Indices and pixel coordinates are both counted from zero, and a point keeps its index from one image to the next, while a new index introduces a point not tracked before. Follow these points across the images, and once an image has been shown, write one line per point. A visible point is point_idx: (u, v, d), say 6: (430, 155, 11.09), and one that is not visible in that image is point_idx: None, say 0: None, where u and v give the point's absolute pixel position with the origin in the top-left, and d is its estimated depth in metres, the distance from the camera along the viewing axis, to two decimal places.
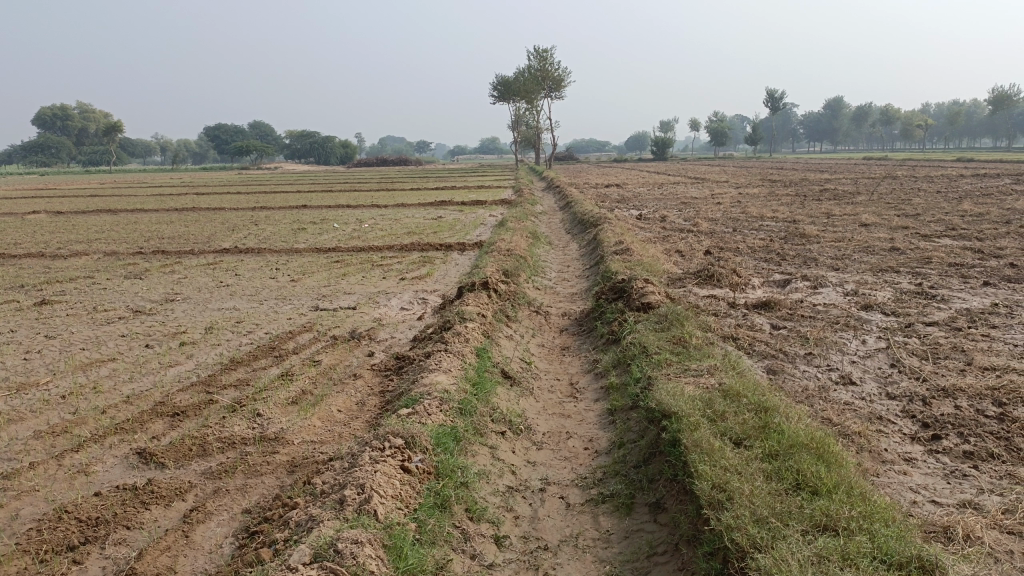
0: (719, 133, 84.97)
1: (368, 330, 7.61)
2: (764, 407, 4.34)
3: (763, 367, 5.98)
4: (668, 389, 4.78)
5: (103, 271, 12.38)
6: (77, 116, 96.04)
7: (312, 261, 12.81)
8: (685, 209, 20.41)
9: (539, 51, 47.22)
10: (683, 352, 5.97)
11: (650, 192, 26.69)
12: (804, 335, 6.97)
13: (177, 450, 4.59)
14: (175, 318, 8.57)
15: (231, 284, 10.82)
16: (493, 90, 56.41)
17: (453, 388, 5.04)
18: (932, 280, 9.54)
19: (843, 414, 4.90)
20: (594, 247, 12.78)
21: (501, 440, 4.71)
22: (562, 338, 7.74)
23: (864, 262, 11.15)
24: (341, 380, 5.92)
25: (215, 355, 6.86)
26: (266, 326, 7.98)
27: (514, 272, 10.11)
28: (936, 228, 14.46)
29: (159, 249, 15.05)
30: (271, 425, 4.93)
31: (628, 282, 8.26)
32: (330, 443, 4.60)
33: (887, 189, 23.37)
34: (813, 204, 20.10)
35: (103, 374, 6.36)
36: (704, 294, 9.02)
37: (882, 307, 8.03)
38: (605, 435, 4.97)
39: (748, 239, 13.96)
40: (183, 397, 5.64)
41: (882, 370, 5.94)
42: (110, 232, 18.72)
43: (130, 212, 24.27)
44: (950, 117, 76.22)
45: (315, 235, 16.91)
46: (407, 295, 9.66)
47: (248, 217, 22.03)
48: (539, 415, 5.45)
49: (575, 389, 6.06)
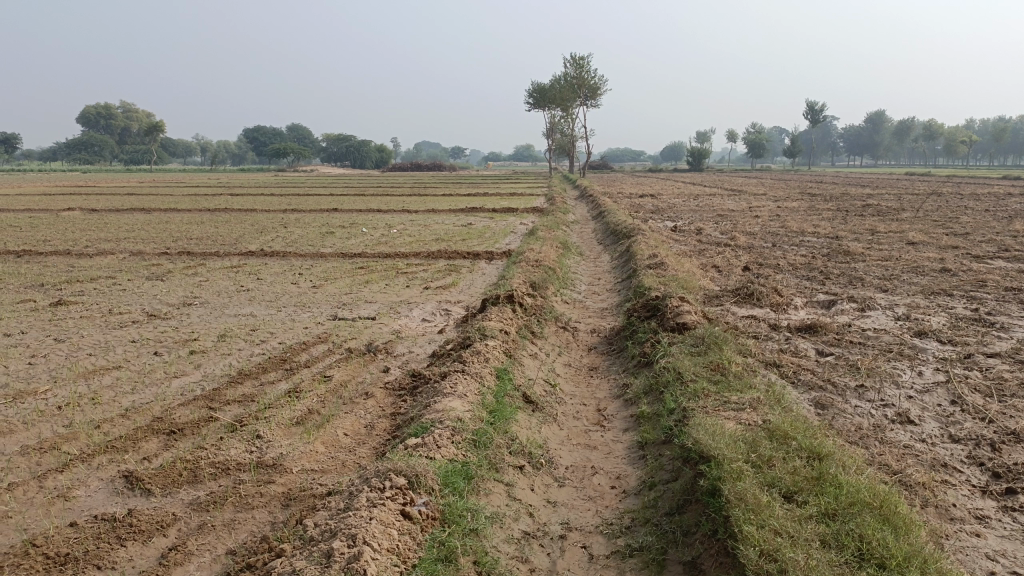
0: (757, 145, 83.57)
1: (385, 344, 7.21)
2: (818, 453, 3.84)
3: (811, 401, 5.47)
4: (707, 425, 4.29)
5: (126, 271, 12.19)
6: (120, 115, 97.97)
7: (337, 267, 12.49)
8: (721, 221, 19.82)
9: (575, 58, 46.95)
10: (721, 381, 5.47)
11: (686, 203, 26.01)
12: (854, 363, 6.44)
13: (166, 475, 4.23)
14: (189, 323, 8.28)
15: (251, 289, 10.53)
16: (530, 98, 56.02)
17: (468, 416, 4.61)
18: (988, 306, 8.90)
19: (902, 460, 4.39)
20: (627, 260, 12.29)
21: (518, 476, 4.27)
22: (590, 357, 7.28)
23: (914, 283, 10.52)
24: (350, 400, 5.52)
25: (223, 365, 6.51)
26: (281, 335, 7.64)
27: (542, 284, 9.67)
28: (988, 249, 13.71)
29: (184, 249, 14.86)
30: (270, 450, 4.53)
31: (663, 299, 7.74)
32: (330, 473, 4.20)
33: (934, 206, 22.53)
34: (856, 219, 19.40)
35: (105, 385, 6.03)
36: (744, 314, 8.49)
37: (937, 335, 7.43)
38: (635, 473, 4.51)
39: (788, 255, 13.38)
40: (183, 412, 5.29)
41: (942, 408, 5.39)
42: (140, 231, 18.61)
43: (163, 211, 24.32)
44: (996, 133, 74.29)
45: (342, 239, 16.61)
46: (430, 306, 9.27)
47: (278, 219, 21.83)
48: (562, 446, 4.99)
49: (602, 417, 5.59)
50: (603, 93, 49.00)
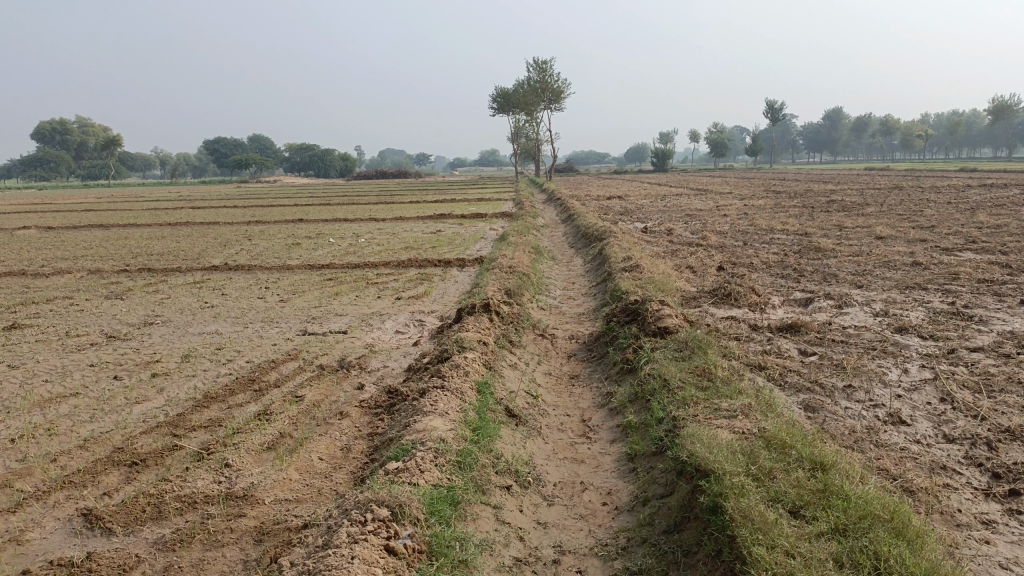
0: (719, 146, 84.42)
1: (358, 359, 6.93)
2: (821, 463, 3.69)
3: (800, 404, 5.33)
4: (702, 436, 4.11)
5: (84, 291, 11.74)
6: (76, 130, 96.18)
7: (305, 280, 12.15)
8: (690, 221, 19.81)
9: (538, 63, 46.97)
10: (709, 387, 5.31)
11: (653, 204, 26.05)
12: (839, 363, 6.32)
13: (128, 512, 3.94)
14: (151, 344, 7.92)
15: (216, 305, 10.16)
16: (494, 103, 55.86)
17: (451, 435, 4.38)
18: (964, 299, 8.88)
19: (901, 464, 4.26)
20: (600, 263, 12.13)
21: (506, 497, 4.05)
22: (570, 364, 7.08)
23: (888, 278, 10.50)
24: (324, 420, 5.26)
25: (188, 389, 6.18)
26: (248, 353, 7.33)
27: (517, 291, 9.46)
28: (956, 241, 13.80)
29: (145, 266, 14.41)
30: (241, 479, 4.25)
31: (642, 303, 7.57)
32: (306, 503, 3.95)
33: (897, 200, 22.80)
34: (822, 215, 19.56)
35: (61, 414, 5.68)
36: (723, 315, 8.38)
37: (918, 330, 7.36)
38: (627, 487, 4.32)
39: (761, 253, 13.34)
40: (145, 441, 4.98)
41: (933, 406, 5.28)
42: (98, 248, 18.04)
43: (122, 227, 23.72)
44: (950, 127, 75.92)
45: (309, 250, 16.26)
46: (403, 317, 9.01)
47: (242, 231, 21.36)
48: (548, 461, 4.78)
49: (588, 428, 5.39)
50: (566, 97, 49.06)
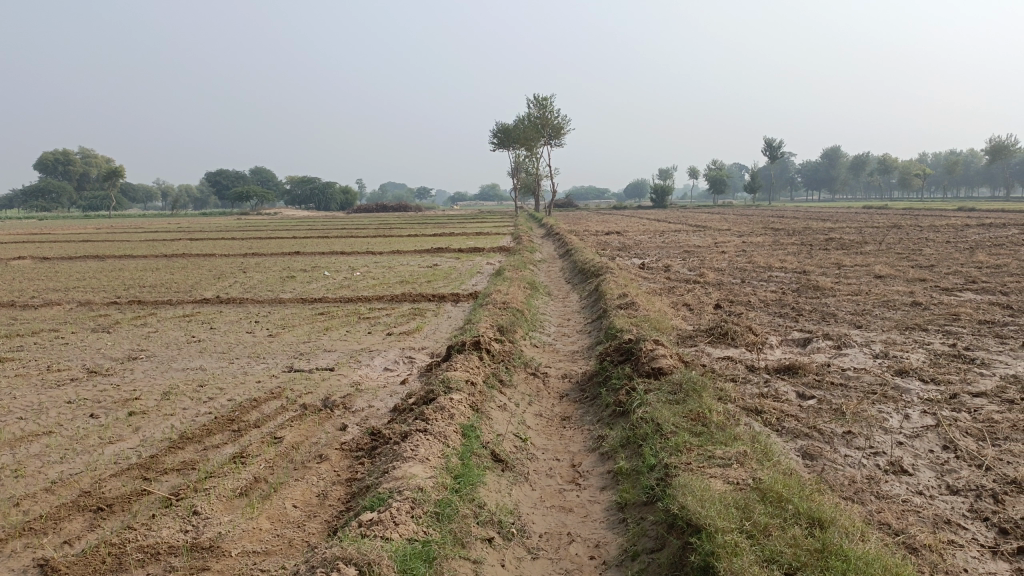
0: (718, 183, 84.83)
1: (343, 398, 6.73)
2: (819, 520, 3.49)
3: (798, 451, 5.13)
4: (694, 486, 3.90)
5: (71, 323, 11.55)
6: (79, 161, 96.76)
7: (296, 314, 11.98)
8: (688, 257, 19.71)
9: (538, 99, 47.36)
10: (704, 433, 5.11)
11: (652, 240, 26.00)
12: (838, 407, 6.12)
13: (86, 563, 3.72)
14: (133, 379, 7.72)
15: (204, 340, 9.98)
16: (495, 138, 56.22)
17: (431, 484, 4.18)
18: (965, 341, 8.71)
19: (903, 518, 4.05)
20: (596, 300, 11.97)
21: (487, 551, 3.84)
22: (562, 405, 6.87)
23: (888, 318, 10.34)
24: (302, 464, 5.05)
25: (165, 428, 5.98)
26: (231, 390, 7.13)
27: (510, 328, 9.28)
28: (955, 280, 13.67)
29: (135, 298, 14.24)
30: (208, 529, 4.03)
31: (636, 342, 7.38)
32: (274, 556, 3.73)
33: (896, 238, 22.74)
34: (821, 253, 19.47)
35: (31, 454, 5.47)
36: (719, 355, 8.19)
37: (920, 373, 7.17)
38: (616, 540, 4.10)
39: (759, 291, 13.20)
40: (114, 485, 4.76)
41: (936, 455, 5.08)
42: (91, 279, 17.89)
43: (118, 258, 23.61)
44: (948, 166, 76.36)
45: (303, 284, 16.11)
46: (392, 354, 8.83)
47: (237, 264, 21.23)
48: (534, 510, 4.56)
49: (577, 474, 5.18)
50: (566, 132, 49.37)
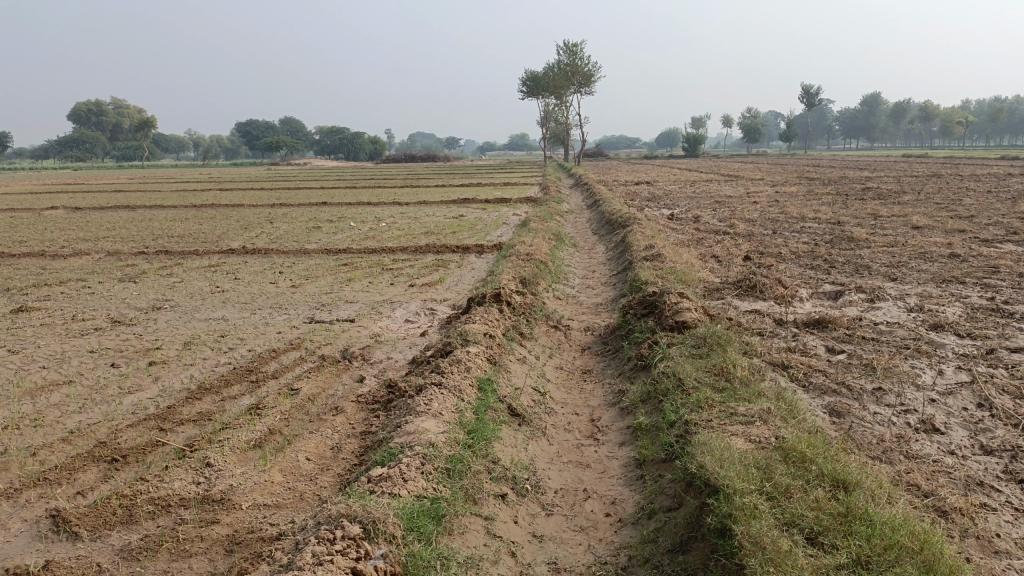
0: (752, 131, 82.83)
1: (362, 350, 6.67)
2: (843, 482, 3.34)
3: (825, 408, 4.97)
4: (714, 444, 3.77)
5: (99, 273, 11.65)
6: (111, 111, 97.43)
7: (319, 265, 11.93)
8: (718, 208, 19.30)
9: (569, 46, 46.29)
10: (727, 388, 4.96)
11: (682, 190, 25.55)
12: (869, 362, 5.92)
13: (98, 514, 3.71)
14: (155, 330, 7.72)
15: (227, 290, 9.98)
16: (523, 87, 55.31)
17: (442, 439, 4.10)
18: (1004, 294, 8.39)
19: (933, 480, 3.89)
20: (622, 252, 11.74)
21: (500, 507, 3.76)
22: (583, 358, 6.76)
23: (924, 271, 9.99)
24: (318, 417, 5.01)
25: (184, 378, 5.97)
26: (251, 341, 7.12)
27: (533, 280, 9.13)
28: (996, 232, 13.19)
29: (162, 248, 14.30)
30: (220, 481, 4.01)
31: (660, 295, 7.19)
32: (285, 510, 3.70)
33: (935, 188, 22.03)
34: (856, 203, 18.92)
35: (51, 403, 5.49)
36: (747, 308, 7.98)
37: (955, 328, 6.92)
38: (632, 496, 4.01)
39: (790, 243, 12.88)
40: (130, 435, 4.76)
41: (969, 413, 4.88)
42: (121, 229, 17.99)
43: (149, 208, 23.78)
44: (993, 112, 73.64)
45: (329, 235, 16.05)
46: (414, 305, 8.75)
47: (264, 214, 21.23)
48: (551, 465, 4.47)
49: (596, 429, 5.08)
50: (596, 80, 48.32)
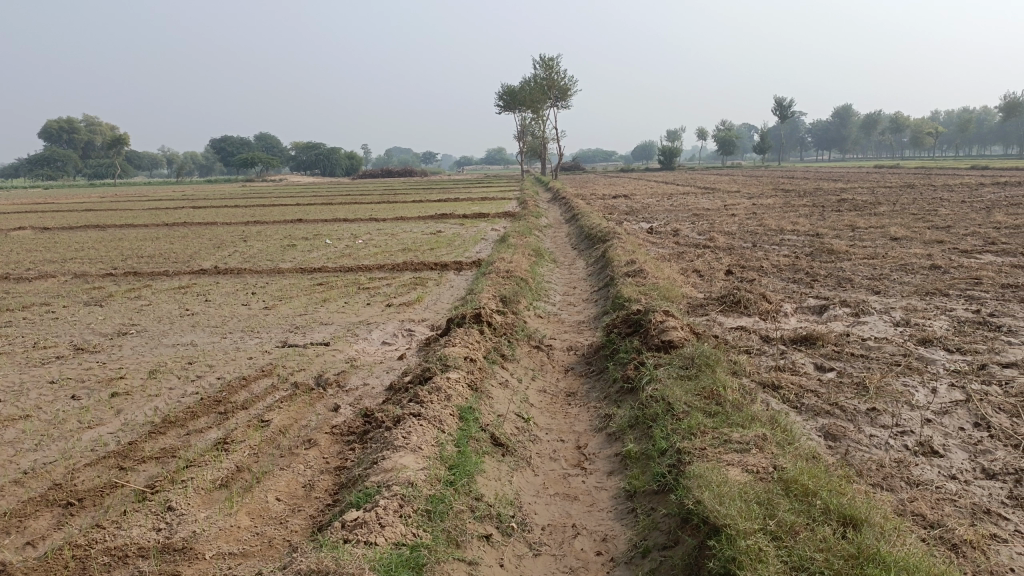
0: (726, 143, 83.40)
1: (336, 376, 6.39)
2: (851, 518, 3.14)
3: (820, 431, 4.78)
4: (710, 477, 3.56)
5: (64, 297, 11.25)
6: (83, 129, 96.21)
7: (294, 285, 11.62)
8: (697, 221, 19.24)
9: (546, 60, 46.31)
10: (719, 412, 4.76)
11: (659, 203, 25.54)
12: (860, 381, 5.75)
13: (47, 569, 3.41)
14: (119, 358, 7.39)
15: (197, 313, 9.65)
16: (500, 101, 55.35)
17: (422, 477, 3.84)
18: (989, 306, 8.29)
19: (939, 509, 3.70)
20: (603, 267, 11.56)
21: (484, 550, 3.52)
22: (567, 380, 6.54)
23: (906, 283, 9.89)
24: (289, 451, 4.73)
25: (148, 411, 5.66)
26: (221, 367, 6.83)
27: (513, 299, 8.91)
28: (974, 242, 13.19)
29: (131, 269, 13.89)
30: (183, 527, 3.72)
31: (645, 313, 6.98)
32: (252, 559, 3.43)
33: (909, 198, 22.13)
34: (833, 215, 18.96)
35: (4, 441, 5.16)
36: (732, 325, 7.81)
37: (944, 343, 6.78)
38: (624, 532, 3.78)
39: (771, 256, 12.78)
40: (88, 475, 4.45)
41: (967, 433, 4.72)
42: (90, 250, 17.52)
43: (120, 228, 23.27)
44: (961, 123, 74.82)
45: (304, 253, 15.73)
46: (391, 326, 8.49)
47: (238, 232, 20.83)
48: (536, 498, 4.24)
49: (583, 457, 4.85)
50: (572, 94, 48.43)
